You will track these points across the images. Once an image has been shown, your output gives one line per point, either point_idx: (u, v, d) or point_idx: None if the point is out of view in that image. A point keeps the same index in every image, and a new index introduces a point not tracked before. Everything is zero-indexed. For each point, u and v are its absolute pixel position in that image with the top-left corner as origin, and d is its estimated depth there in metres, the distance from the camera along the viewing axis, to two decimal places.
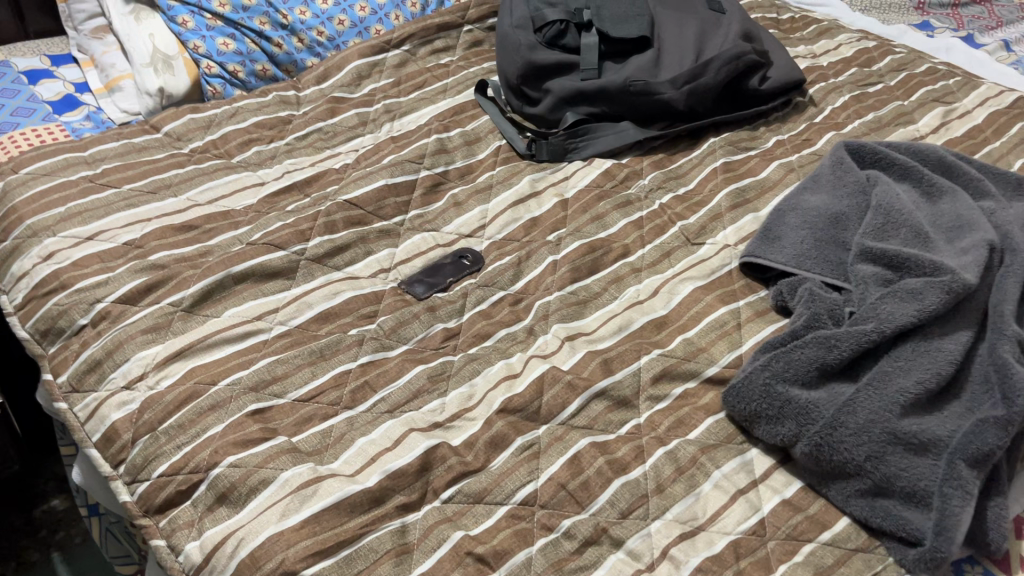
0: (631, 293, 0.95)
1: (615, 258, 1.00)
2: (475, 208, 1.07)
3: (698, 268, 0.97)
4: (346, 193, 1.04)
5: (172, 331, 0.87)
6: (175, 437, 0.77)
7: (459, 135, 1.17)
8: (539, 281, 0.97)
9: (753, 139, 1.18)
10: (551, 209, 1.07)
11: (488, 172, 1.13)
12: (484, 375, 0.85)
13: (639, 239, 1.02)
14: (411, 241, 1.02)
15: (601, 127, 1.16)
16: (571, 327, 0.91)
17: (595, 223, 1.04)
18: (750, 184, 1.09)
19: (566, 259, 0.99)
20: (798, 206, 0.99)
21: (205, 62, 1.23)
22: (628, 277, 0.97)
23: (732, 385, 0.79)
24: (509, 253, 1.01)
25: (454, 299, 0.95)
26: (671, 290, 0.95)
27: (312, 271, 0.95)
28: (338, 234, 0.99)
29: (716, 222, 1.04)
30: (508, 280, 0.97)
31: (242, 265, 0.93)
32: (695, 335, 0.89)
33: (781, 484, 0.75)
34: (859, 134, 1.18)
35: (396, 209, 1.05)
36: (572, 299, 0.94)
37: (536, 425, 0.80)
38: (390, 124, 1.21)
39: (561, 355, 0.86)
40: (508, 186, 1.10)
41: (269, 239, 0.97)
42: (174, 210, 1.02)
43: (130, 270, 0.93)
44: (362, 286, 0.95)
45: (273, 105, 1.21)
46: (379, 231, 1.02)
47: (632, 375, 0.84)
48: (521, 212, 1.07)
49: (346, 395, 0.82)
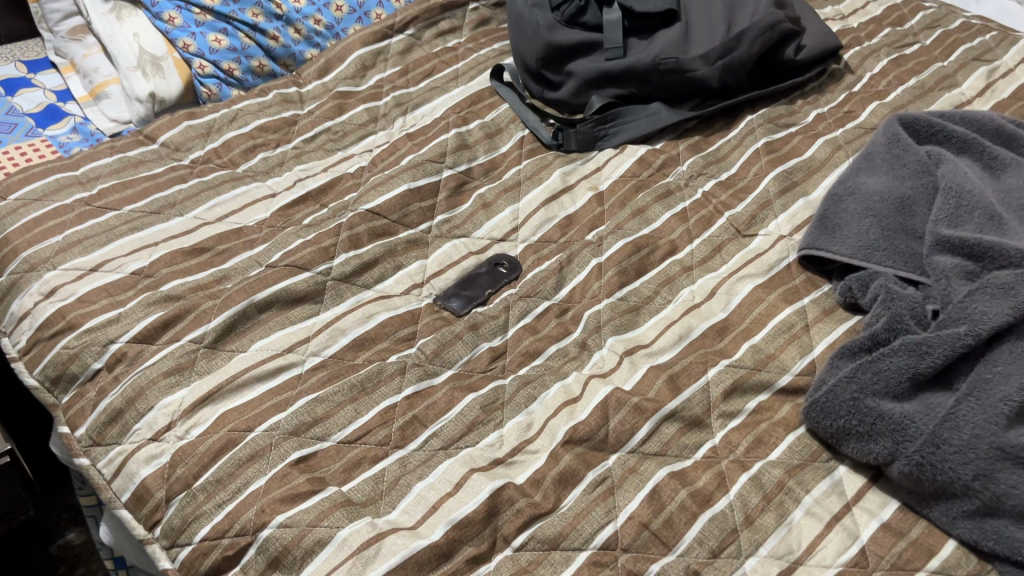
0: (686, 296, 0.89)
1: (663, 256, 0.93)
2: (505, 209, 0.99)
3: (755, 264, 0.90)
4: (367, 201, 0.96)
5: (196, 371, 0.80)
6: (215, 494, 0.71)
7: (479, 128, 1.09)
8: (585, 287, 0.90)
9: (792, 114, 1.10)
10: (587, 205, 1.00)
11: (514, 168, 1.05)
12: (541, 401, 0.78)
13: (686, 234, 0.95)
14: (442, 250, 0.95)
15: (631, 111, 1.08)
16: (626, 339, 0.84)
17: (637, 219, 0.97)
18: (797, 165, 1.02)
19: (611, 261, 0.92)
20: (856, 190, 0.92)
21: (197, 61, 1.13)
22: (680, 278, 0.91)
23: (814, 399, 0.73)
24: (547, 257, 0.94)
25: (496, 313, 0.88)
26: (728, 291, 0.88)
27: (340, 292, 0.88)
28: (364, 248, 0.92)
29: (767, 210, 0.97)
30: (551, 288, 0.90)
31: (265, 292, 0.86)
32: (761, 341, 0.82)
33: (876, 506, 0.70)
34: (904, 102, 1.10)
35: (421, 216, 0.98)
36: (623, 308, 0.87)
37: (605, 455, 0.73)
38: (402, 118, 1.13)
39: (620, 374, 0.80)
40: (538, 182, 1.02)
41: (291, 260, 0.89)
42: (182, 232, 0.94)
43: (142, 304, 0.85)
44: (395, 305, 0.88)
45: (275, 105, 1.12)
46: (406, 241, 0.94)
47: (701, 393, 0.78)
48: (555, 211, 0.99)
49: (395, 432, 0.76)
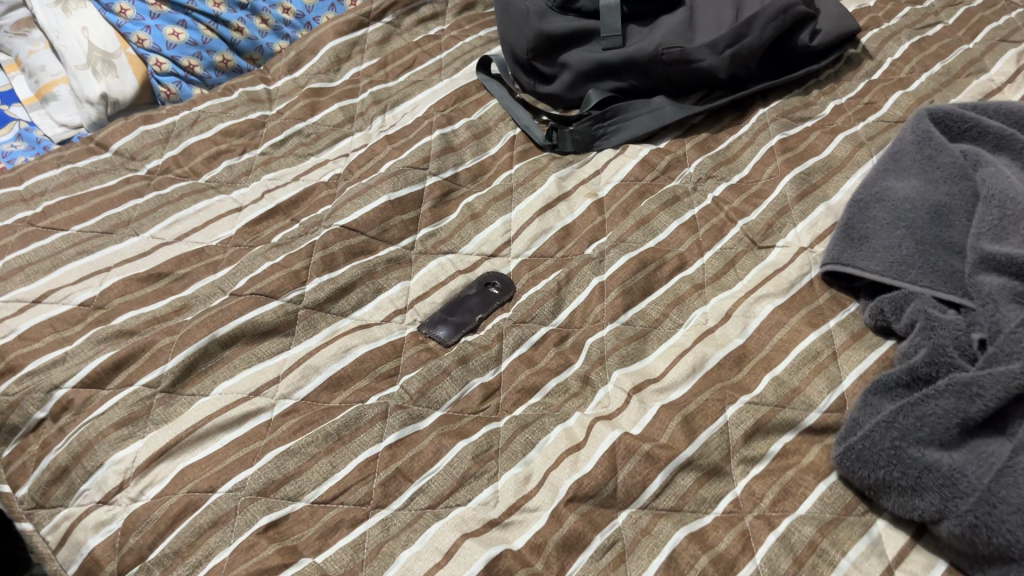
0: (697, 319, 0.80)
1: (671, 272, 0.84)
2: (496, 220, 0.90)
3: (774, 281, 0.81)
4: (342, 216, 0.87)
5: (151, 421, 0.71)
6: (173, 569, 0.62)
7: (465, 128, 1.00)
8: (586, 309, 0.81)
9: (807, 106, 1.01)
10: (585, 214, 0.91)
11: (505, 172, 0.96)
12: (540, 448, 0.70)
13: (695, 247, 0.86)
14: (427, 269, 0.85)
15: (632, 106, 0.98)
16: (633, 372, 0.75)
17: (642, 230, 0.88)
18: (815, 165, 0.93)
19: (615, 279, 0.83)
20: (885, 196, 0.83)
21: (152, 57, 1.03)
22: (691, 298, 0.82)
23: (849, 446, 0.65)
24: (543, 275, 0.85)
25: (488, 342, 0.79)
26: (745, 313, 0.79)
27: (313, 322, 0.79)
28: (340, 270, 0.83)
29: (784, 217, 0.88)
30: (549, 312, 0.81)
31: (228, 326, 0.77)
32: (784, 373, 0.74)
33: (921, 568, 0.62)
34: (929, 91, 1.01)
35: (403, 230, 0.88)
36: (629, 334, 0.79)
37: (614, 512, 0.65)
38: (381, 117, 1.03)
39: (629, 415, 0.71)
40: (531, 188, 0.93)
41: (257, 287, 0.80)
42: (137, 254, 0.85)
43: (90, 342, 0.76)
44: (375, 336, 0.79)
45: (241, 106, 1.02)
46: (387, 260, 0.85)
47: (719, 436, 0.69)
48: (551, 221, 0.90)
49: (376, 490, 0.67)
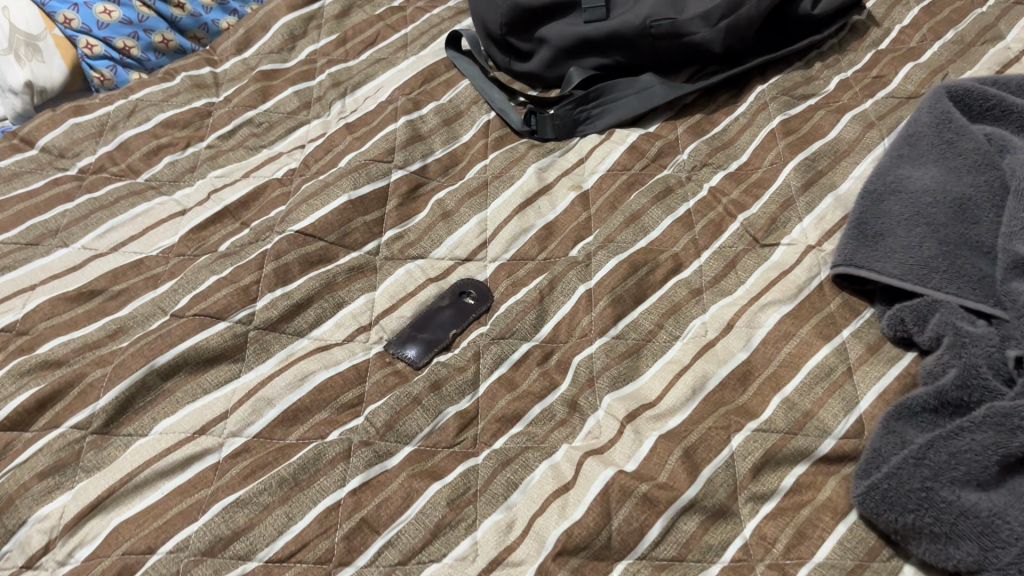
0: (695, 330, 0.72)
1: (665, 276, 0.76)
2: (470, 219, 0.81)
3: (780, 285, 0.73)
4: (296, 219, 0.78)
5: (82, 469, 0.63)
6: None
7: (434, 113, 0.90)
8: (572, 321, 0.73)
9: (809, 82, 0.92)
10: (568, 210, 0.82)
11: (479, 164, 0.86)
12: (524, 489, 0.62)
13: (691, 246, 0.78)
14: (394, 278, 0.77)
15: (618, 86, 0.89)
16: (626, 396, 0.67)
17: (632, 228, 0.79)
18: (821, 149, 0.84)
19: (603, 286, 0.74)
20: (901, 187, 0.74)
21: (82, 39, 0.92)
22: (688, 305, 0.74)
23: (873, 484, 0.57)
24: (524, 282, 0.77)
25: (463, 364, 0.71)
26: (749, 323, 0.71)
27: (265, 345, 0.70)
28: (295, 282, 0.74)
29: (789, 211, 0.79)
30: (531, 327, 0.73)
31: (168, 354, 0.68)
32: (795, 394, 0.66)
33: None
34: (943, 62, 0.92)
35: (366, 233, 0.79)
36: (620, 350, 0.70)
37: (609, 565, 0.57)
38: (341, 102, 0.93)
39: (622, 449, 0.63)
40: (508, 182, 0.84)
41: (201, 307, 0.71)
42: (66, 269, 0.75)
43: (10, 375, 0.67)
44: (336, 359, 0.70)
45: (183, 92, 0.92)
46: (348, 269, 0.76)
47: (724, 471, 0.62)
48: (531, 219, 0.81)
49: (339, 544, 0.59)
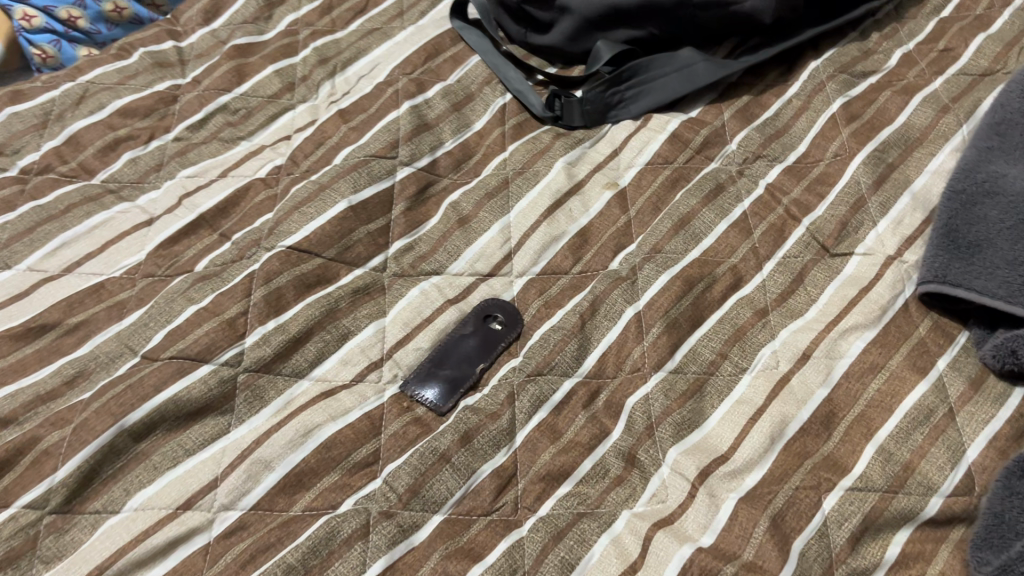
0: (765, 362, 0.61)
1: (724, 293, 0.65)
2: (491, 226, 0.70)
3: (861, 306, 0.63)
4: (287, 232, 0.65)
5: (39, 560, 0.51)
6: None
7: (441, 96, 0.77)
8: (621, 352, 0.62)
9: (868, 56, 0.81)
10: (604, 213, 0.71)
11: (497, 157, 0.74)
12: (583, 570, 0.52)
13: (751, 256, 0.67)
14: (407, 301, 0.65)
15: (654, 64, 0.78)
16: (693, 448, 0.57)
17: (681, 236, 0.68)
18: (891, 138, 0.73)
19: (655, 309, 0.64)
20: (998, 187, 0.64)
21: (19, 10, 0.80)
22: (753, 331, 0.63)
23: (1006, 566, 0.49)
24: (559, 303, 0.66)
25: (495, 409, 0.60)
26: (828, 353, 0.61)
27: (259, 392, 0.59)
28: (290, 312, 0.62)
29: (861, 213, 0.68)
30: (572, 360, 0.62)
31: (141, 409, 0.56)
32: (891, 441, 0.56)
33: None
34: (1019, 33, 0.80)
35: (371, 245, 0.67)
36: (681, 389, 0.60)
37: None
38: (330, 82, 0.79)
39: (695, 517, 0.53)
40: (533, 179, 0.72)
41: (180, 348, 0.59)
42: (9, 297, 0.62)
43: None
44: (344, 408, 0.59)
45: (142, 73, 0.78)
46: (351, 291, 0.64)
47: (818, 543, 0.52)
48: (562, 225, 0.70)
49: None
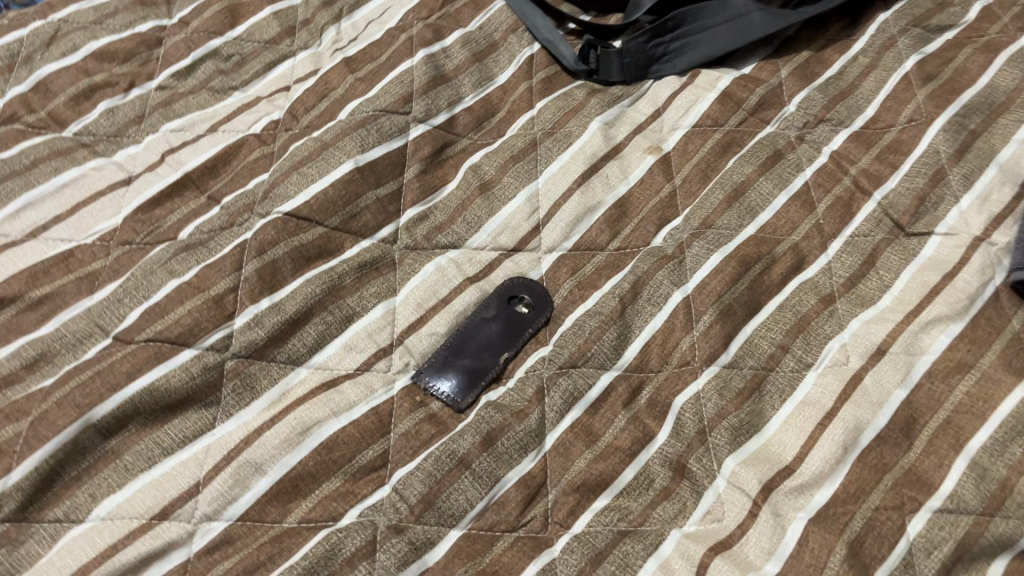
0: (833, 358, 0.53)
1: (784, 276, 0.57)
2: (517, 193, 0.61)
3: (944, 294, 0.54)
4: (284, 195, 0.57)
5: None
6: None
7: (460, 45, 0.68)
8: (667, 342, 0.54)
9: (944, 8, 0.71)
10: (645, 180, 0.62)
11: (523, 115, 0.66)
12: None
13: (815, 234, 0.59)
14: (421, 278, 0.57)
15: (703, 12, 0.69)
16: (753, 458, 0.49)
17: (735, 208, 0.60)
18: (974, 101, 0.63)
19: (706, 293, 0.56)
20: None
21: None
22: (818, 321, 0.55)
23: None
24: (594, 284, 0.57)
25: (522, 406, 0.52)
26: (908, 349, 0.52)
27: (251, 381, 0.50)
28: (287, 289, 0.54)
29: (942, 187, 0.59)
30: (610, 350, 0.54)
31: (110, 401, 0.47)
32: (984, 454, 0.47)
33: None
34: None
35: (380, 213, 0.59)
36: (737, 387, 0.52)
37: None
38: (336, 28, 0.70)
39: (757, 541, 0.46)
40: (565, 141, 0.64)
41: (158, 329, 0.50)
42: None
43: None
44: (348, 402, 0.51)
45: (122, 11, 0.68)
46: (357, 266, 0.56)
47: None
48: (598, 194, 0.61)
49: None
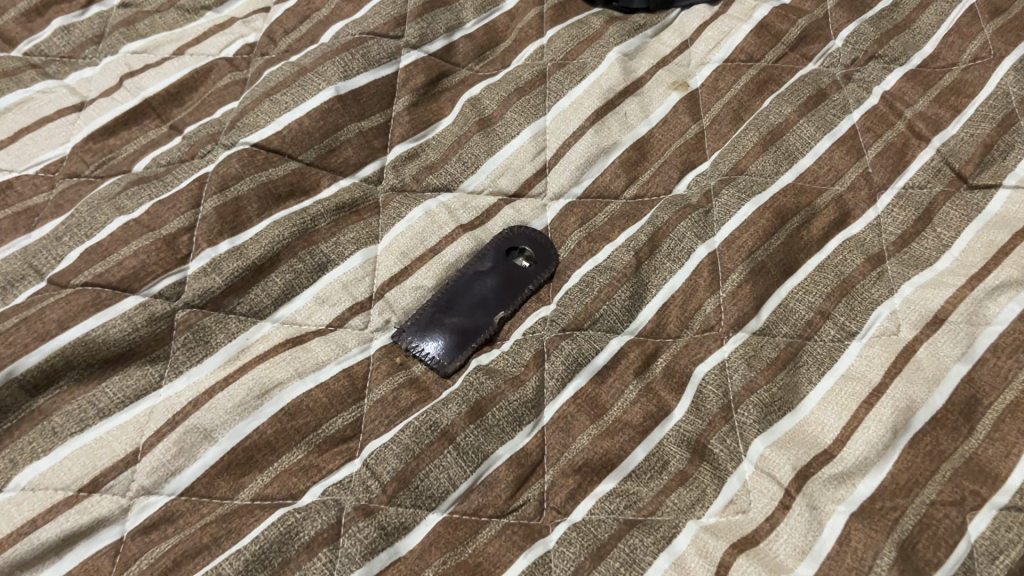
0: (881, 327, 0.46)
1: (826, 231, 0.50)
2: (521, 130, 0.54)
3: (1014, 256, 0.46)
4: (252, 125, 0.50)
5: None
6: None
7: None
8: (689, 303, 0.47)
9: None
10: (668, 120, 0.55)
11: (532, 45, 0.58)
12: None
13: (863, 184, 0.51)
14: (407, 224, 0.49)
15: None
16: (786, 440, 0.42)
17: (771, 153, 0.52)
18: None
19: (734, 248, 0.48)
20: None
21: None
22: (864, 284, 0.47)
23: None
24: (606, 235, 0.50)
25: (519, 372, 0.45)
26: (970, 318, 0.45)
27: (206, 335, 0.44)
28: (252, 230, 0.47)
29: (1014, 133, 0.51)
30: (622, 310, 0.47)
31: (37, 352, 0.41)
32: None
33: None
34: None
35: (363, 148, 0.51)
36: (768, 358, 0.45)
37: None
38: None
39: (790, 537, 0.38)
40: (578, 73, 0.56)
41: (99, 272, 0.44)
42: None
43: None
44: (317, 362, 0.44)
45: None
46: (333, 209, 0.49)
47: None
48: (613, 134, 0.54)
49: None
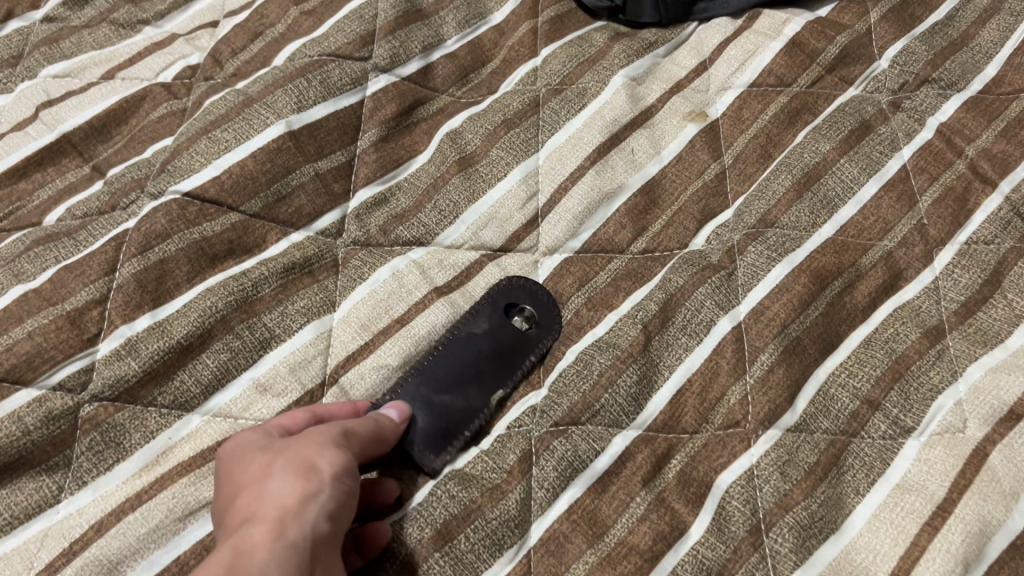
0: (943, 422, 0.37)
1: (874, 298, 0.41)
2: (510, 171, 0.45)
3: None
4: (186, 170, 0.42)
5: None
6: None
7: None
8: (709, 389, 0.39)
9: None
10: (683, 158, 0.46)
11: (524, 67, 0.50)
12: None
13: (917, 239, 0.43)
14: (369, 289, 0.41)
15: None
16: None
17: (806, 200, 0.44)
18: None
19: (764, 320, 0.40)
20: None
21: None
22: (920, 365, 0.39)
23: None
24: (610, 300, 0.42)
25: (500, 480, 0.36)
26: None
27: (116, 434, 0.36)
28: (180, 299, 0.39)
29: None
30: (628, 397, 0.38)
31: None
32: None
33: None
34: None
35: (319, 195, 0.43)
36: (808, 465, 0.36)
37: None
38: None
39: None
40: (578, 101, 0.48)
41: None
42: None
43: None
44: None
45: None
46: (280, 270, 0.41)
47: None
48: (619, 175, 0.46)
49: None
